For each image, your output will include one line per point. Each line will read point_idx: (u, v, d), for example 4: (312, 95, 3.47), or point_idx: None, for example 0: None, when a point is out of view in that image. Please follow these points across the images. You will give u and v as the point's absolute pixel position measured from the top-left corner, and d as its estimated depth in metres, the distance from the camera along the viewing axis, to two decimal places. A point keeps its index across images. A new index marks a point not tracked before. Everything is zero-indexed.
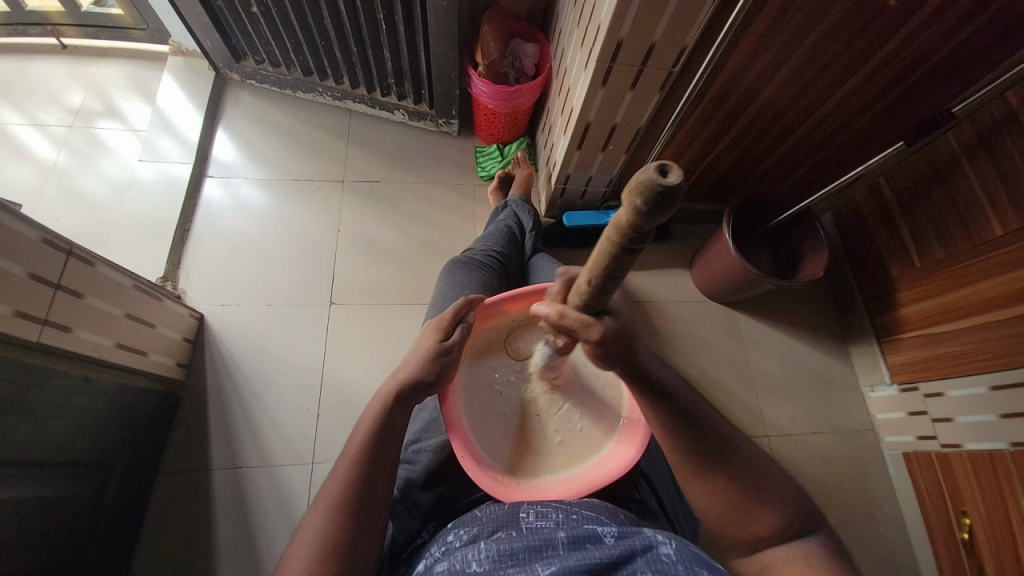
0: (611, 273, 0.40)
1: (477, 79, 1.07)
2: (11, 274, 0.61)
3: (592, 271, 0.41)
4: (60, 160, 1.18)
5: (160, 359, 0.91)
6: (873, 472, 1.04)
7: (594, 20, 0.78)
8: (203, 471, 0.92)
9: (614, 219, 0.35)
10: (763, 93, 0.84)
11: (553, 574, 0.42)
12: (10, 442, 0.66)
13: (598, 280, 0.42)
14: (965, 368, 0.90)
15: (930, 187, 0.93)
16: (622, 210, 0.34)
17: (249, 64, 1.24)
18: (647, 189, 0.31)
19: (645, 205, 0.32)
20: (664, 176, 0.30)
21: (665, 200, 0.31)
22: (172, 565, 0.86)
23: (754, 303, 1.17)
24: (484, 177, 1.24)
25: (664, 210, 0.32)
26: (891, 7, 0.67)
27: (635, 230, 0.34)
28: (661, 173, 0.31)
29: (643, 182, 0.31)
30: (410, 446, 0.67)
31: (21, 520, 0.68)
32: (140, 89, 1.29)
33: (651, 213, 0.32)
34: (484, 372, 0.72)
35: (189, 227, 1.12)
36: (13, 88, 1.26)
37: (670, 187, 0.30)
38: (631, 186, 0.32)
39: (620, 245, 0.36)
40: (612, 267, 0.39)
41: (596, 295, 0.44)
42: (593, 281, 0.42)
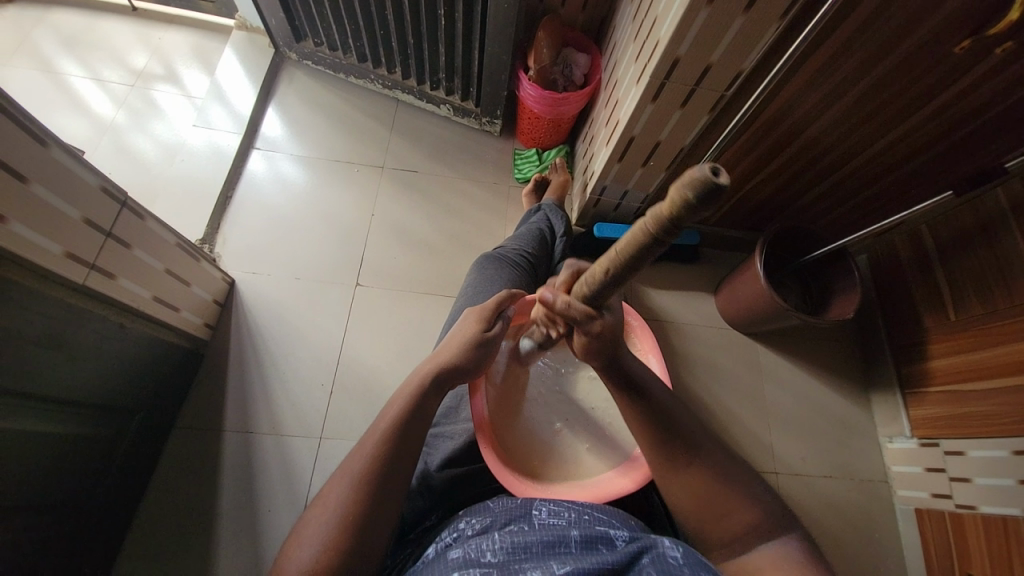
0: (628, 268, 0.41)
1: (527, 83, 1.09)
2: (67, 217, 0.64)
3: (613, 259, 0.41)
4: (117, 117, 1.23)
5: (190, 317, 0.94)
6: (882, 525, 1.01)
7: (652, 36, 0.78)
8: (215, 431, 0.95)
9: (645, 220, 0.36)
10: (811, 127, 0.83)
11: (567, 572, 0.42)
12: (44, 378, 0.68)
13: (618, 271, 0.42)
14: (989, 429, 0.87)
15: (973, 240, 0.91)
16: (662, 205, 0.34)
17: (308, 45, 1.27)
18: (698, 186, 0.31)
19: (692, 199, 0.32)
20: (713, 178, 0.31)
21: (713, 195, 0.32)
22: (175, 517, 0.88)
23: (778, 338, 1.15)
24: (519, 179, 1.25)
25: (705, 207, 0.33)
26: (953, 55, 0.66)
27: (671, 227, 0.35)
28: (713, 173, 0.31)
29: (692, 182, 0.31)
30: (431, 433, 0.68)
31: (44, 453, 0.71)
32: (201, 57, 1.34)
33: (695, 211, 0.33)
34: (509, 380, 0.77)
35: (231, 194, 1.16)
36: (83, 43, 1.32)
37: (718, 188, 0.31)
38: (678, 183, 0.32)
39: (651, 238, 0.37)
40: (633, 258, 0.39)
41: (613, 284, 0.44)
42: (611, 274, 0.43)
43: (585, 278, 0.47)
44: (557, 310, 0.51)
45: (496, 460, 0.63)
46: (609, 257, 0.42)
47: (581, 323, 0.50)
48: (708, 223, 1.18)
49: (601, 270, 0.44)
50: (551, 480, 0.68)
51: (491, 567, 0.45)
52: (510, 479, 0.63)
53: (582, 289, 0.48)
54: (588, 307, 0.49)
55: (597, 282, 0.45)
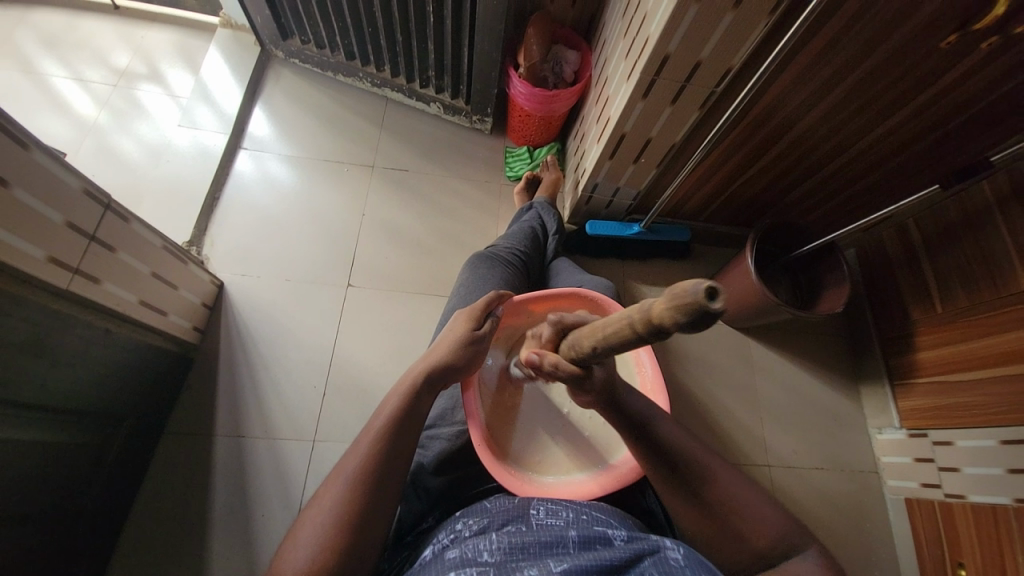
0: (614, 346, 0.41)
1: (517, 81, 1.09)
2: (50, 221, 0.63)
3: (604, 332, 0.41)
4: (100, 118, 1.21)
5: (179, 321, 0.92)
6: (873, 515, 1.02)
7: (642, 32, 0.78)
8: (206, 435, 0.94)
9: (641, 310, 0.36)
10: (800, 123, 0.84)
11: (564, 570, 0.43)
12: (28, 385, 0.66)
13: (605, 347, 0.42)
14: (975, 420, 0.89)
15: (959, 233, 0.92)
16: (659, 305, 0.34)
17: (295, 43, 1.26)
18: (692, 308, 0.31)
19: (682, 315, 0.32)
20: (709, 302, 0.31)
21: (704, 315, 0.32)
22: (167, 524, 0.87)
23: (769, 332, 1.16)
24: (511, 177, 1.25)
25: (697, 326, 0.32)
26: (939, 50, 0.67)
27: (661, 327, 0.35)
28: (706, 299, 0.31)
29: (688, 300, 0.31)
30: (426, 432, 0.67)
31: (30, 462, 0.69)
32: (185, 56, 1.31)
33: (687, 326, 0.32)
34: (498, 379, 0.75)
35: (219, 196, 1.14)
36: (62, 42, 1.29)
37: (711, 314, 0.31)
38: (675, 296, 0.32)
39: (641, 330, 0.37)
40: (621, 341, 0.40)
41: (601, 353, 0.44)
42: (597, 345, 0.43)
43: (573, 343, 0.48)
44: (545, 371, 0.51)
45: (490, 456, 0.63)
46: (598, 334, 0.42)
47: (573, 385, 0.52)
48: (699, 219, 1.18)
49: (588, 340, 0.44)
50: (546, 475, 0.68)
51: (488, 565, 0.45)
52: (505, 476, 0.63)
53: (570, 353, 0.48)
54: (577, 367, 0.49)
55: (584, 350, 0.46)
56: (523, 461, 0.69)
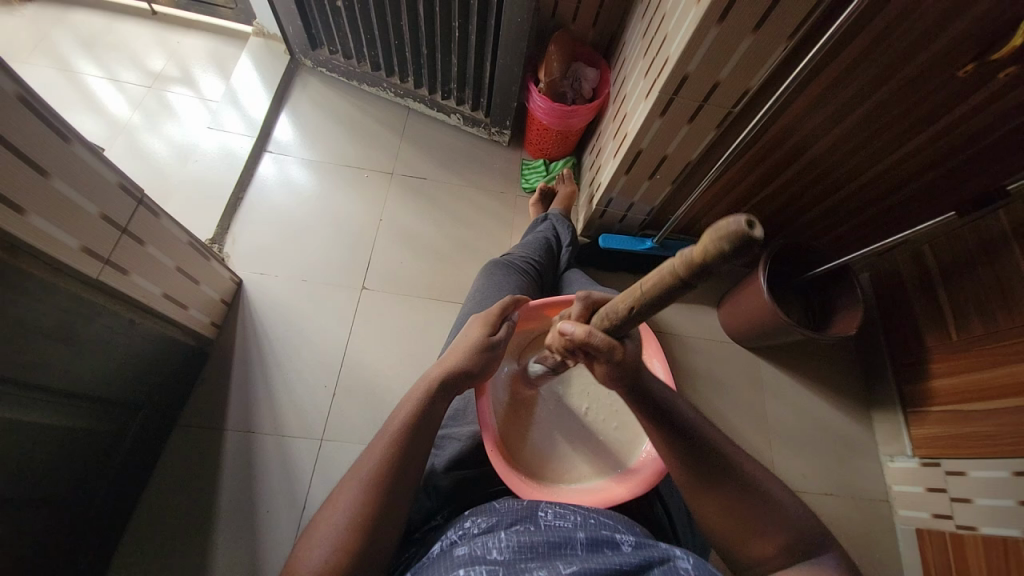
0: (654, 303, 0.42)
1: (537, 95, 1.11)
2: (85, 212, 0.65)
3: (641, 289, 0.42)
4: (133, 118, 1.25)
5: (198, 316, 0.94)
6: (883, 544, 1.00)
7: (662, 52, 0.80)
8: (218, 429, 0.95)
9: (676, 259, 0.37)
10: (817, 145, 0.85)
11: (574, 572, 0.43)
12: (52, 370, 0.68)
13: (644, 305, 0.43)
14: (989, 451, 0.87)
15: (975, 260, 0.91)
16: (695, 247, 0.35)
17: (323, 53, 1.30)
18: (734, 237, 0.32)
19: (723, 246, 0.33)
20: (749, 230, 0.31)
21: (746, 244, 0.32)
22: (174, 515, 0.88)
23: (780, 353, 1.16)
24: (526, 189, 1.27)
25: (741, 256, 0.33)
26: (957, 78, 0.67)
27: (703, 270, 0.35)
28: (745, 225, 0.32)
29: (729, 232, 0.32)
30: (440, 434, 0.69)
31: (50, 446, 0.71)
32: (217, 62, 1.36)
33: (730, 259, 0.33)
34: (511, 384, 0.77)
35: (242, 196, 1.18)
36: (101, 44, 1.35)
37: (754, 239, 0.32)
38: (715, 231, 0.32)
39: (682, 277, 0.37)
40: (661, 294, 0.40)
41: (635, 314, 0.45)
42: (634, 305, 0.44)
43: (608, 309, 0.48)
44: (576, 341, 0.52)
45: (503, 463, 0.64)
46: (636, 292, 0.43)
47: (601, 355, 0.51)
48: None
49: (625, 302, 0.45)
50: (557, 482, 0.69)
51: (498, 564, 0.46)
52: (518, 483, 0.63)
53: (605, 319, 0.49)
54: (610, 337, 0.50)
55: (620, 313, 0.46)
56: (540, 469, 0.70)
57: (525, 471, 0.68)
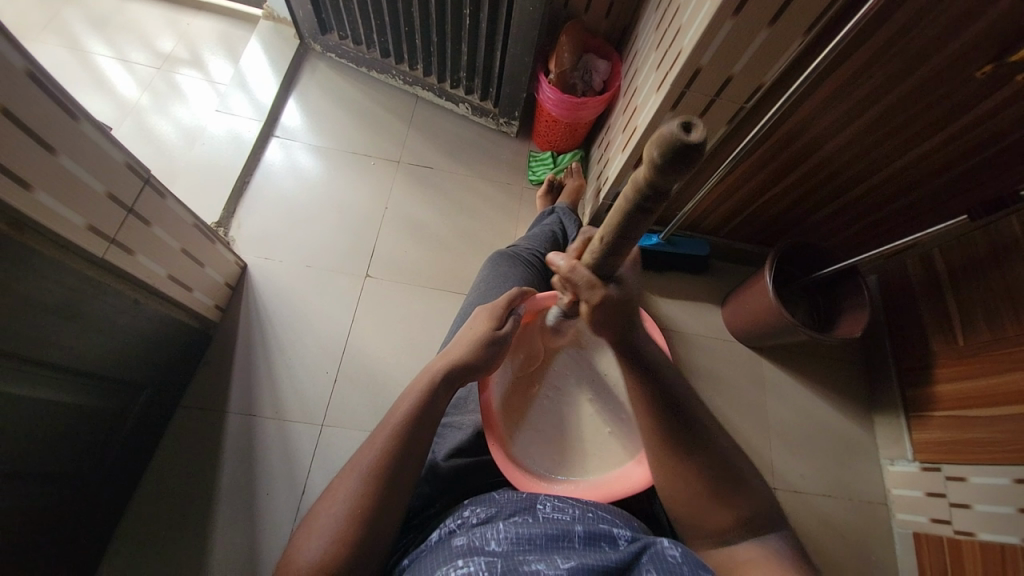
0: (619, 233, 0.46)
1: (546, 86, 1.10)
2: (92, 190, 0.65)
3: (608, 220, 0.46)
4: (141, 99, 1.25)
5: (202, 298, 0.95)
6: (879, 547, 1.00)
7: (675, 45, 0.79)
8: (220, 412, 0.96)
9: (635, 177, 0.41)
10: (828, 145, 0.84)
11: (570, 565, 0.43)
12: (59, 347, 0.69)
13: (612, 237, 0.47)
14: (991, 457, 0.86)
15: (984, 266, 0.90)
16: (644, 162, 0.39)
17: (333, 38, 1.29)
18: (667, 142, 0.35)
19: (664, 153, 0.36)
20: (682, 135, 0.35)
21: (683, 153, 0.36)
22: (175, 495, 0.89)
23: (783, 353, 1.15)
24: (533, 181, 1.26)
25: (680, 165, 0.36)
26: (975, 79, 0.66)
27: (652, 185, 0.39)
28: (683, 131, 0.35)
29: (662, 138, 0.36)
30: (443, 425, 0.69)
31: (54, 423, 0.72)
32: (227, 45, 1.36)
33: (669, 168, 0.37)
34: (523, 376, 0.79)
35: (249, 180, 1.17)
36: (110, 24, 1.34)
37: (687, 144, 0.35)
38: (654, 140, 0.36)
39: (636, 198, 0.41)
40: (624, 221, 0.44)
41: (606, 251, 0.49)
42: (606, 238, 0.48)
43: (590, 248, 0.52)
44: (563, 274, 0.56)
45: (503, 457, 0.65)
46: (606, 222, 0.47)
47: (585, 292, 0.54)
48: (719, 235, 1.18)
49: (601, 238, 0.49)
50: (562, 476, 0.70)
51: (495, 555, 0.46)
52: (519, 476, 0.64)
53: (588, 257, 0.53)
54: (593, 271, 0.53)
55: (598, 245, 0.50)
56: (541, 456, 0.71)
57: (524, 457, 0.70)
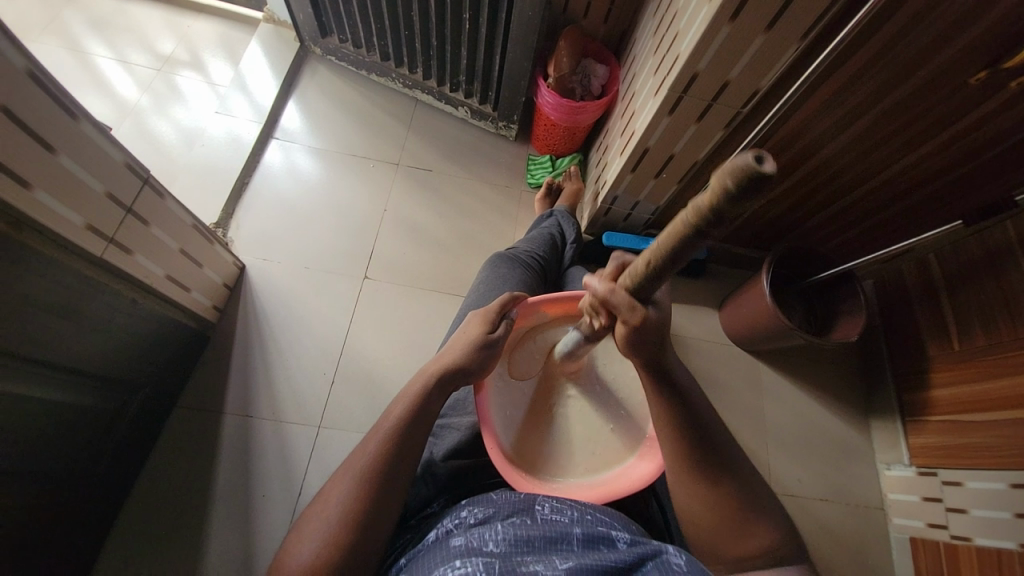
0: (668, 259, 0.42)
1: (545, 90, 1.11)
2: (91, 189, 0.65)
3: (654, 248, 0.42)
4: (141, 100, 1.25)
5: (200, 299, 0.95)
6: (875, 552, 1.00)
7: (672, 50, 0.79)
8: (217, 413, 0.96)
9: (691, 205, 0.36)
10: (824, 149, 0.85)
11: (569, 567, 0.44)
12: (56, 347, 0.69)
13: (658, 262, 0.43)
14: (988, 461, 0.86)
15: (979, 271, 0.91)
16: (706, 192, 0.34)
17: (334, 41, 1.30)
18: (742, 176, 0.31)
19: (735, 185, 0.32)
20: (758, 167, 0.31)
21: (755, 183, 0.32)
22: (170, 497, 0.89)
23: (780, 356, 1.15)
24: (532, 184, 1.27)
25: (752, 197, 0.33)
26: (968, 85, 0.67)
27: (713, 216, 0.35)
28: (757, 162, 0.31)
29: (736, 170, 0.31)
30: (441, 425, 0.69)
31: (50, 423, 0.71)
32: (227, 48, 1.37)
33: (738, 200, 0.33)
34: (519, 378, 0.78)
35: (248, 181, 1.18)
36: (111, 26, 1.35)
37: (763, 176, 0.31)
38: (724, 171, 0.32)
39: (693, 226, 0.37)
40: (676, 248, 0.40)
41: (651, 277, 0.45)
42: (650, 263, 0.44)
43: (629, 272, 0.48)
44: (601, 299, 0.52)
45: (502, 460, 0.64)
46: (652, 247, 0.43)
47: (624, 314, 0.50)
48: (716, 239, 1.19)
49: (643, 260, 0.45)
50: (565, 479, 0.70)
51: (493, 556, 0.46)
52: (520, 480, 0.63)
53: (627, 280, 0.48)
54: (634, 295, 0.49)
55: (639, 274, 0.46)
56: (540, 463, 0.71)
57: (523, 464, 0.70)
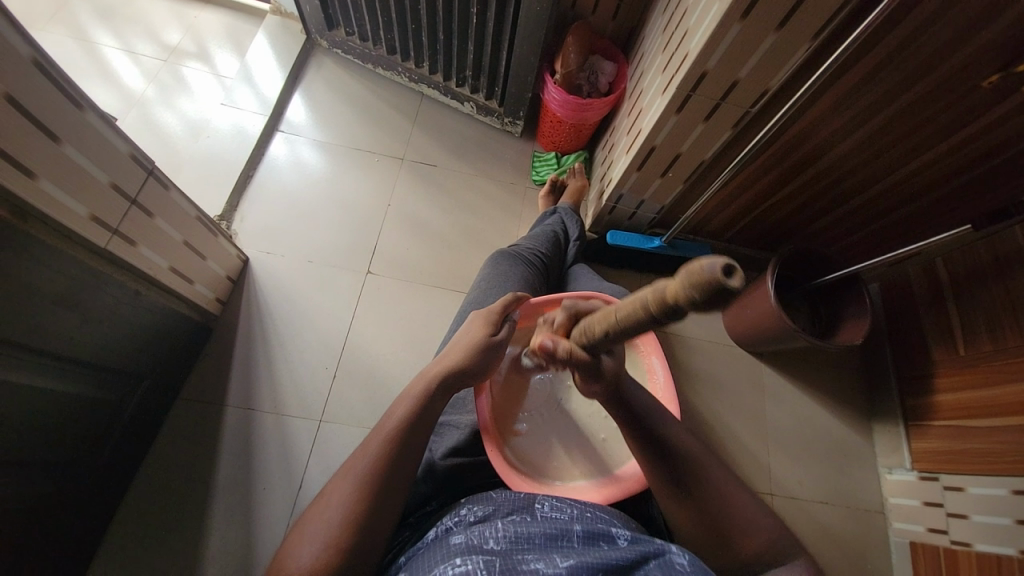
0: (626, 330, 0.43)
1: (552, 87, 1.10)
2: (96, 180, 0.65)
3: (616, 315, 0.42)
4: (147, 91, 1.25)
5: (203, 291, 0.95)
6: (874, 556, 1.00)
7: (681, 48, 0.79)
8: (219, 405, 0.96)
9: (656, 289, 0.37)
10: (832, 151, 0.84)
11: (570, 564, 0.44)
12: (59, 337, 0.69)
13: (616, 331, 0.43)
14: (991, 468, 0.86)
15: (987, 276, 0.90)
16: (673, 285, 0.35)
17: (340, 34, 1.29)
18: (708, 284, 0.32)
19: (700, 292, 0.33)
20: (726, 279, 0.32)
21: (720, 293, 0.33)
22: (171, 488, 0.89)
23: (783, 358, 1.15)
24: (536, 181, 1.26)
25: (714, 302, 0.33)
26: (981, 88, 0.66)
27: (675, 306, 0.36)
28: (725, 273, 0.32)
29: (704, 278, 0.32)
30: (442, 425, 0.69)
31: (52, 413, 0.72)
32: (233, 39, 1.36)
33: (703, 304, 0.34)
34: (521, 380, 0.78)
35: (252, 174, 1.18)
36: (118, 16, 1.34)
37: (729, 289, 0.32)
38: (690, 274, 0.33)
39: (654, 310, 0.38)
40: (635, 323, 0.41)
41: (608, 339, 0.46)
42: (609, 329, 0.44)
43: (584, 329, 0.49)
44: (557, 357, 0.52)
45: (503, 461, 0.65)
46: (612, 317, 0.43)
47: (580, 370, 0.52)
48: (721, 239, 1.18)
49: (601, 324, 0.45)
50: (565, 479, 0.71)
51: (494, 553, 0.46)
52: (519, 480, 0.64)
53: (581, 337, 0.50)
54: (587, 352, 0.50)
55: (597, 335, 0.46)
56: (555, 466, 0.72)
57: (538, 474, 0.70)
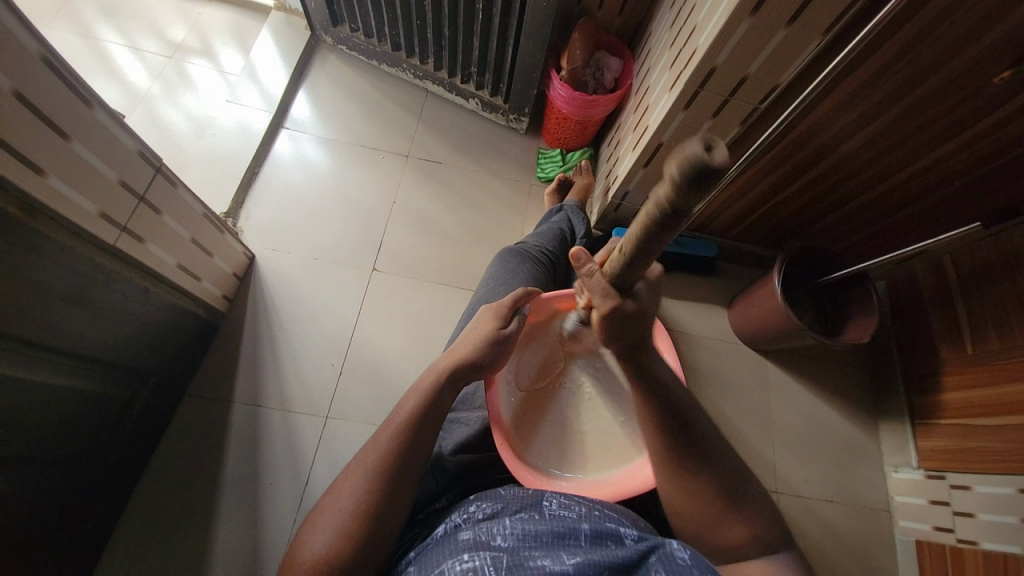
0: (639, 253, 0.44)
1: (557, 83, 1.09)
2: (105, 177, 0.66)
3: (626, 242, 0.44)
4: (152, 88, 1.25)
5: (210, 288, 0.95)
6: (880, 554, 1.00)
7: (689, 44, 0.78)
8: (226, 402, 0.96)
9: (655, 196, 0.39)
10: (841, 148, 0.83)
11: (576, 561, 0.44)
12: (68, 333, 0.69)
13: (630, 255, 0.45)
14: (998, 467, 0.85)
15: (996, 273, 0.89)
16: (664, 182, 0.37)
17: (345, 30, 1.28)
18: (689, 164, 0.33)
19: (685, 177, 0.34)
20: (707, 155, 0.33)
21: (705, 175, 0.34)
22: (179, 484, 0.90)
23: (790, 357, 1.14)
24: (541, 178, 1.26)
25: (705, 186, 0.34)
26: (993, 84, 0.65)
27: (673, 207, 0.37)
28: (706, 150, 0.34)
29: (685, 158, 0.33)
30: (452, 421, 0.70)
31: (60, 408, 0.72)
32: (238, 36, 1.36)
33: (692, 191, 0.35)
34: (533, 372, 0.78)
35: (257, 171, 1.18)
36: (123, 13, 1.34)
37: (711, 166, 0.33)
38: (676, 158, 0.34)
39: (657, 220, 0.39)
40: (643, 243, 0.42)
41: (624, 270, 0.47)
42: (623, 257, 0.46)
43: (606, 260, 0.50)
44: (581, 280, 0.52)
45: (512, 457, 0.65)
46: (624, 242, 0.45)
47: (596, 302, 0.50)
48: (728, 236, 1.18)
49: (618, 256, 0.47)
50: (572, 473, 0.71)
51: (501, 550, 0.46)
52: (527, 476, 0.64)
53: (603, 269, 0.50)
54: (611, 285, 0.49)
55: (616, 266, 0.47)
56: (590, 452, 0.73)
57: (578, 462, 0.72)
